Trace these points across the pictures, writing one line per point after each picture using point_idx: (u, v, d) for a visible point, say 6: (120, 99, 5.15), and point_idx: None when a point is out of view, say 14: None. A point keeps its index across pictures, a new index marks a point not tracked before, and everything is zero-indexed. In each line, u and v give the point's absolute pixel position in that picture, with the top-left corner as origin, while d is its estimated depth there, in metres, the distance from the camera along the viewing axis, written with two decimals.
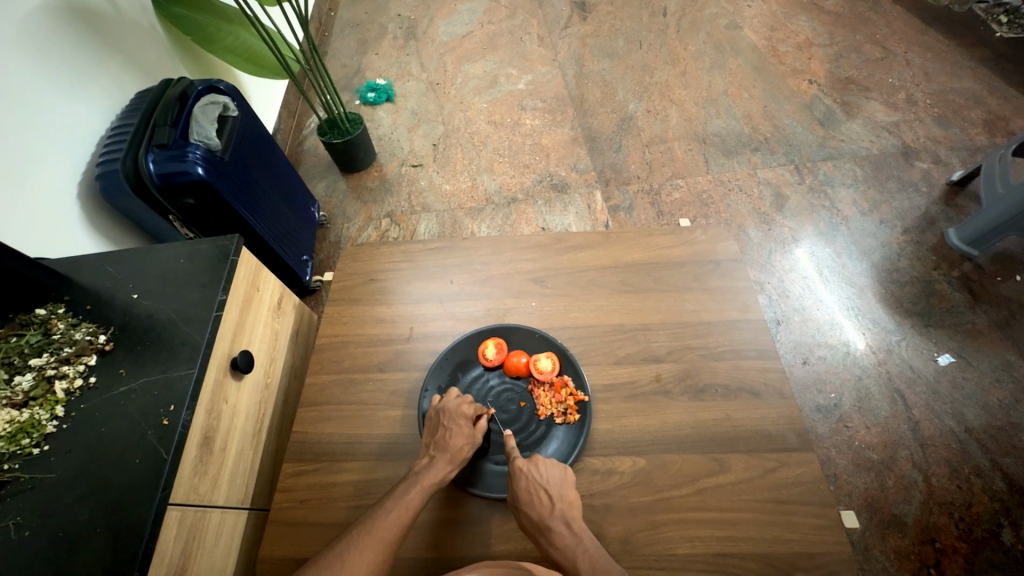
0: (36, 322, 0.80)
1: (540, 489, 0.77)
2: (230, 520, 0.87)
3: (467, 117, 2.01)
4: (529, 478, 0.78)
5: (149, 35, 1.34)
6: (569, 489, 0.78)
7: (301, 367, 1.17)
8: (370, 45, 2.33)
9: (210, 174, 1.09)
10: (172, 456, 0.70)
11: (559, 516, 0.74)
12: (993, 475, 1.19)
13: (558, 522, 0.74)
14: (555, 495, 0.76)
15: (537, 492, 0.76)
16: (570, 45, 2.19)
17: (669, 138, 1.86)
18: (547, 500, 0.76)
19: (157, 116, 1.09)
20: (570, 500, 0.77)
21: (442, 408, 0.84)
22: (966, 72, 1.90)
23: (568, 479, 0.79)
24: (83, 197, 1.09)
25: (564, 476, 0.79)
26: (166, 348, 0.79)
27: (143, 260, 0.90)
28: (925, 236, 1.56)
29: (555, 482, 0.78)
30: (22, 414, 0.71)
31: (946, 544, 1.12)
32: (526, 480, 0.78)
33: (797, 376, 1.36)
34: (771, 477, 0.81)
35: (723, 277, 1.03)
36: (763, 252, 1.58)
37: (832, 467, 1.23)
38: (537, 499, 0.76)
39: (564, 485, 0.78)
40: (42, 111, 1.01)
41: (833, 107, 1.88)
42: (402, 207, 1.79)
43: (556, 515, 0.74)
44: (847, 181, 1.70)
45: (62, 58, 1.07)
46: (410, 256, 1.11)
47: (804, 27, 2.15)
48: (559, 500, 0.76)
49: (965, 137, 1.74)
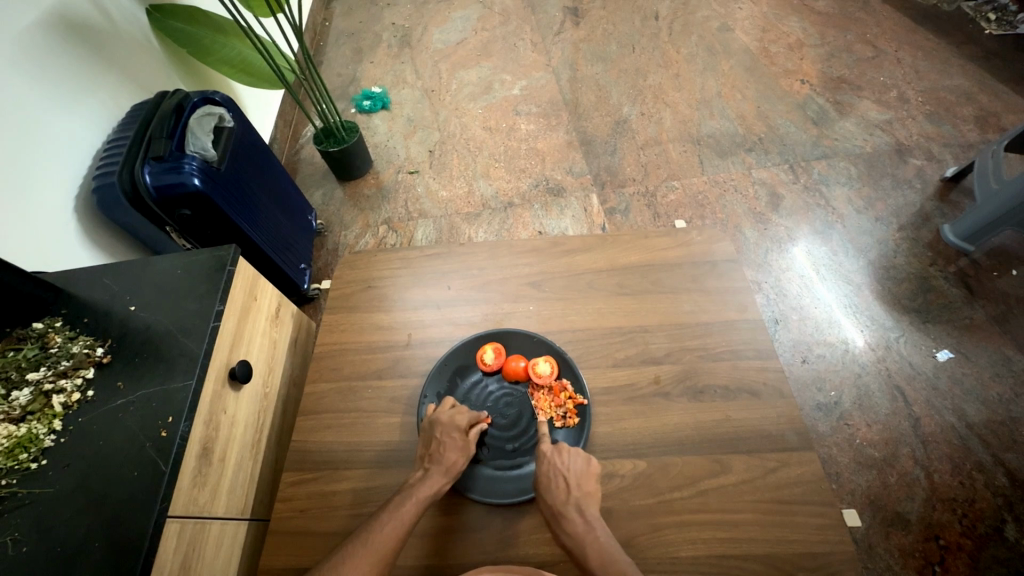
0: (33, 336, 0.80)
1: (559, 476, 0.78)
2: (230, 532, 0.87)
3: (463, 123, 2.02)
4: (551, 465, 0.79)
5: (145, 48, 1.35)
6: (589, 480, 0.78)
7: (300, 375, 1.17)
8: (365, 53, 2.34)
9: (207, 184, 1.09)
10: (170, 468, 0.69)
11: (573, 504, 0.75)
12: (995, 471, 1.18)
13: (572, 510, 0.74)
14: (573, 485, 0.77)
15: (557, 479, 0.78)
16: (563, 51, 2.20)
17: (664, 140, 1.87)
18: (564, 489, 0.76)
19: (153, 128, 1.09)
20: (588, 490, 0.76)
21: (435, 420, 0.83)
22: (957, 70, 1.91)
23: (590, 469, 0.79)
24: (80, 210, 1.09)
25: (587, 466, 0.79)
26: (164, 359, 0.79)
27: (140, 271, 0.90)
28: (921, 232, 1.56)
29: (576, 471, 0.78)
30: (20, 430, 0.71)
31: (951, 541, 1.12)
32: (548, 466, 0.79)
33: (797, 375, 1.36)
34: (773, 477, 0.81)
35: (720, 278, 1.03)
36: (760, 251, 1.59)
37: (834, 466, 1.23)
38: (555, 485, 0.77)
39: (585, 475, 0.78)
40: (37, 125, 1.01)
41: (826, 106, 1.89)
42: (400, 213, 1.79)
43: (570, 503, 0.75)
44: (841, 179, 1.70)
45: (56, 73, 1.07)
46: (408, 262, 1.12)
47: (795, 28, 2.16)
48: (575, 489, 0.76)
49: (957, 134, 1.75)
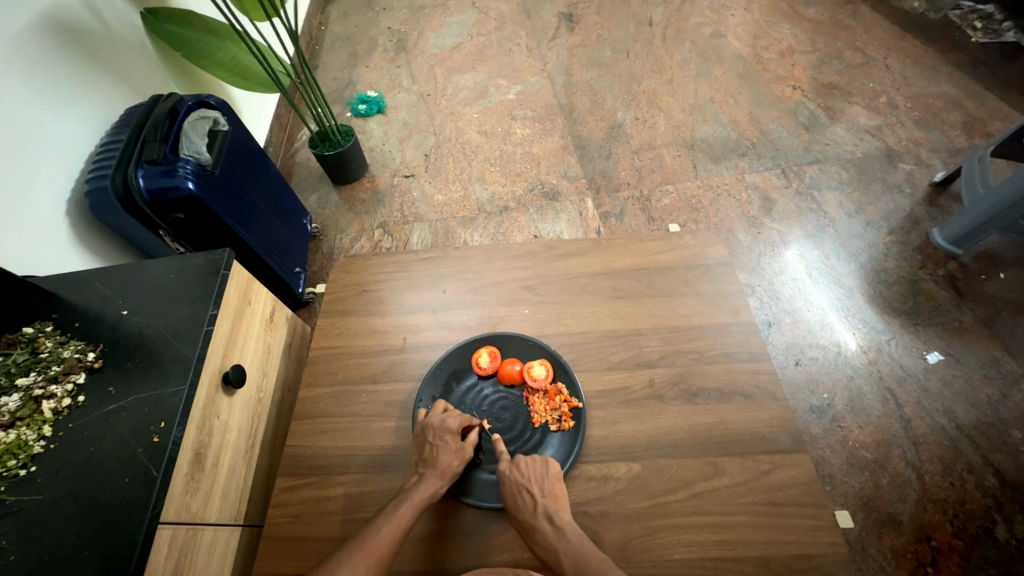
0: (23, 341, 0.79)
1: (522, 489, 0.78)
2: (223, 537, 0.86)
3: (458, 127, 2.03)
4: (512, 480, 0.79)
5: (139, 52, 1.35)
6: (553, 484, 0.79)
7: (294, 380, 1.17)
8: (360, 57, 2.34)
9: (201, 188, 1.09)
10: (162, 474, 0.69)
11: (542, 513, 0.75)
12: (985, 472, 1.20)
13: (542, 520, 0.74)
14: (538, 493, 0.77)
15: (521, 493, 0.78)
16: (558, 56, 2.22)
17: (657, 145, 1.88)
18: (531, 499, 0.76)
19: (147, 132, 1.09)
20: (554, 495, 0.78)
21: (427, 424, 0.84)
22: (944, 76, 1.94)
23: (552, 473, 0.80)
24: (72, 214, 1.08)
25: (546, 470, 0.80)
26: (156, 364, 0.79)
27: (133, 276, 0.89)
28: (911, 236, 1.58)
29: (538, 480, 0.79)
30: (8, 436, 0.70)
31: (942, 542, 1.12)
32: (510, 482, 0.79)
33: (790, 378, 1.38)
34: (766, 479, 0.81)
35: (713, 281, 1.04)
36: (753, 255, 1.60)
37: (827, 467, 1.24)
38: (521, 499, 0.77)
39: (548, 480, 0.79)
40: (28, 128, 1.01)
41: (817, 111, 1.92)
42: (395, 217, 1.79)
43: (539, 513, 0.75)
44: (832, 184, 1.72)
45: (49, 77, 1.07)
46: (402, 266, 1.12)
47: (786, 35, 2.19)
48: (542, 497, 0.77)
49: (946, 140, 1.77)
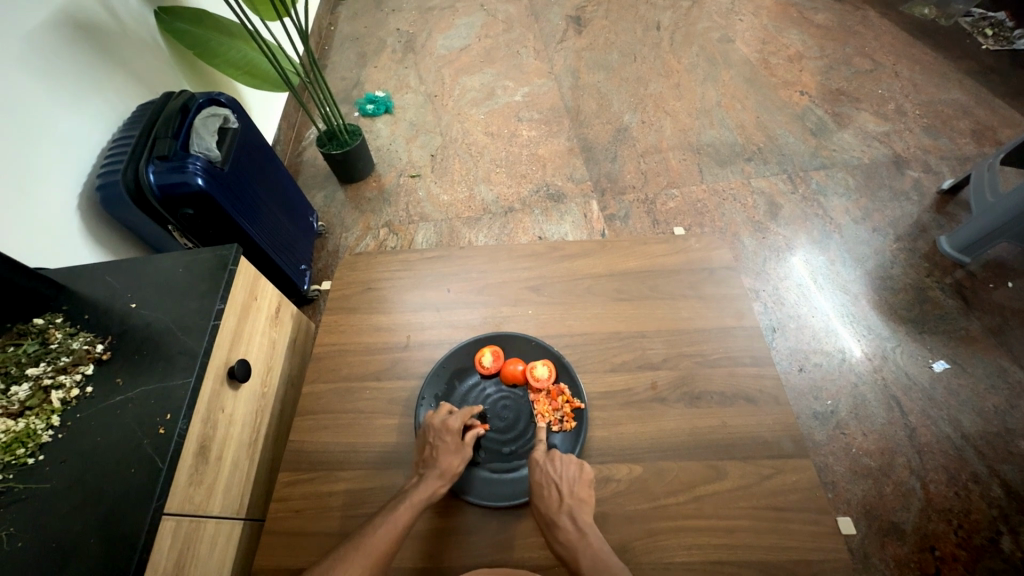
0: (34, 332, 0.81)
1: (552, 484, 0.77)
2: (226, 531, 0.87)
3: (465, 128, 2.03)
4: (544, 474, 0.79)
5: (151, 50, 1.37)
6: (582, 488, 0.77)
7: (299, 376, 1.17)
8: (369, 58, 2.36)
9: (210, 185, 1.10)
10: (167, 465, 0.70)
11: (566, 512, 0.74)
12: (991, 482, 1.19)
13: (565, 518, 0.73)
14: (566, 492, 0.76)
15: (550, 487, 0.77)
16: (566, 59, 2.22)
17: (664, 148, 1.88)
18: (557, 497, 0.76)
19: (159, 128, 1.10)
20: (581, 498, 0.76)
21: (428, 425, 0.84)
22: (954, 84, 1.94)
23: (584, 476, 0.78)
24: (84, 208, 1.10)
25: (579, 473, 0.78)
26: (164, 356, 0.79)
27: (142, 269, 0.91)
28: (918, 243, 1.58)
29: (569, 479, 0.78)
30: (17, 425, 0.71)
31: (946, 552, 1.12)
32: (541, 474, 0.79)
33: (793, 384, 1.37)
34: (768, 483, 0.81)
35: (717, 285, 1.04)
36: (758, 260, 1.60)
37: (830, 474, 1.23)
38: (547, 493, 0.76)
39: (578, 482, 0.78)
40: (42, 122, 1.02)
41: (824, 117, 1.91)
42: (400, 216, 1.80)
43: (563, 510, 0.74)
44: (839, 190, 1.72)
45: (65, 72, 1.08)
46: (408, 265, 1.12)
47: (795, 40, 2.19)
48: (569, 496, 0.76)
49: (954, 147, 1.76)
